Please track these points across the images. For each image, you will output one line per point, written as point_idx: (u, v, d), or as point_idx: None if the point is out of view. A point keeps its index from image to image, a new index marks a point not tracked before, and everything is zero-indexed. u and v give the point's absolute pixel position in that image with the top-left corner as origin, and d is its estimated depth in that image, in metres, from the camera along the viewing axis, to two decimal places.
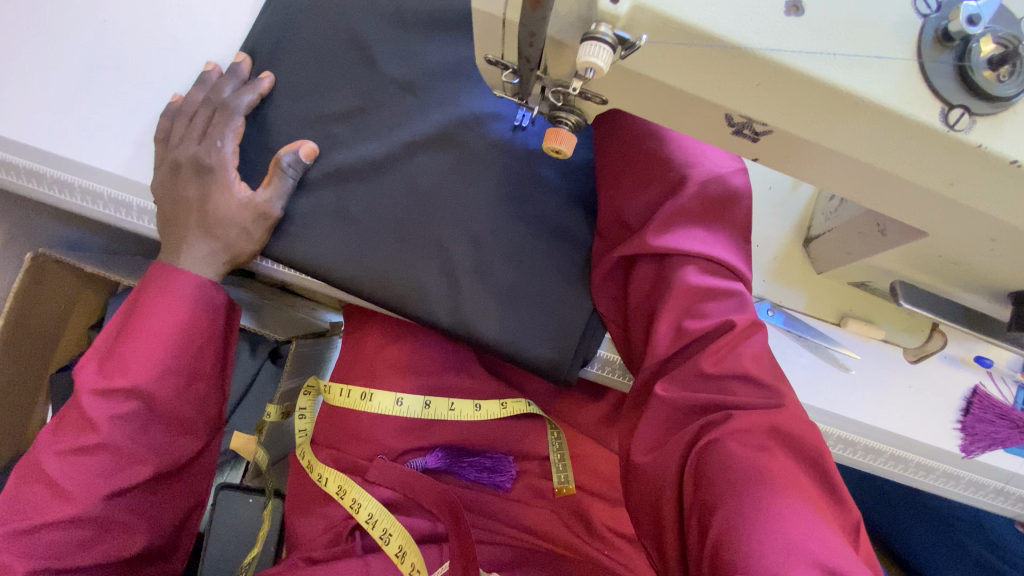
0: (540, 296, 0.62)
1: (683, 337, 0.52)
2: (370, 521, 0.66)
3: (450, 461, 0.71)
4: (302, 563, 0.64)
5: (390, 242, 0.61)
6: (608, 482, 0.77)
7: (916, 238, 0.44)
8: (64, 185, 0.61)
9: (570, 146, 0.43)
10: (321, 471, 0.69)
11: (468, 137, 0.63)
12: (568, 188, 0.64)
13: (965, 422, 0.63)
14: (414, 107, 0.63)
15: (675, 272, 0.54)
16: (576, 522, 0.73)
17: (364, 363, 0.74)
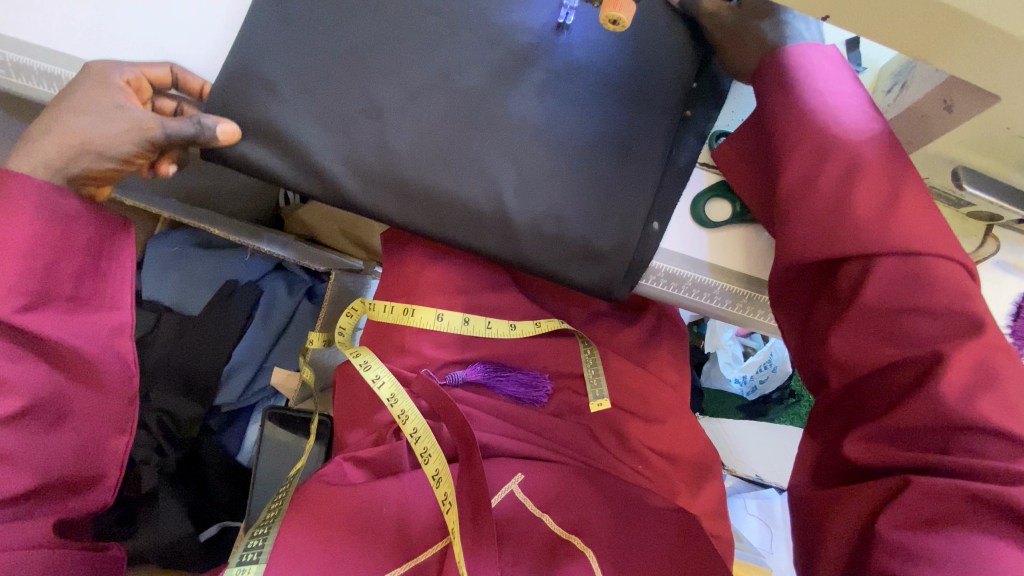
0: (588, 206, 0.61)
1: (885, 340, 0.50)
2: (415, 436, 0.69)
3: (491, 374, 0.75)
4: (349, 462, 0.69)
5: (426, 165, 0.60)
6: (644, 401, 0.79)
7: (986, 105, 0.44)
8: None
9: (630, 14, 0.44)
10: (376, 372, 0.71)
11: (502, 46, 0.62)
12: (613, 89, 0.62)
13: (1016, 327, 0.62)
14: (443, 20, 0.62)
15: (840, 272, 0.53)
16: (610, 438, 0.76)
17: (405, 282, 0.77)
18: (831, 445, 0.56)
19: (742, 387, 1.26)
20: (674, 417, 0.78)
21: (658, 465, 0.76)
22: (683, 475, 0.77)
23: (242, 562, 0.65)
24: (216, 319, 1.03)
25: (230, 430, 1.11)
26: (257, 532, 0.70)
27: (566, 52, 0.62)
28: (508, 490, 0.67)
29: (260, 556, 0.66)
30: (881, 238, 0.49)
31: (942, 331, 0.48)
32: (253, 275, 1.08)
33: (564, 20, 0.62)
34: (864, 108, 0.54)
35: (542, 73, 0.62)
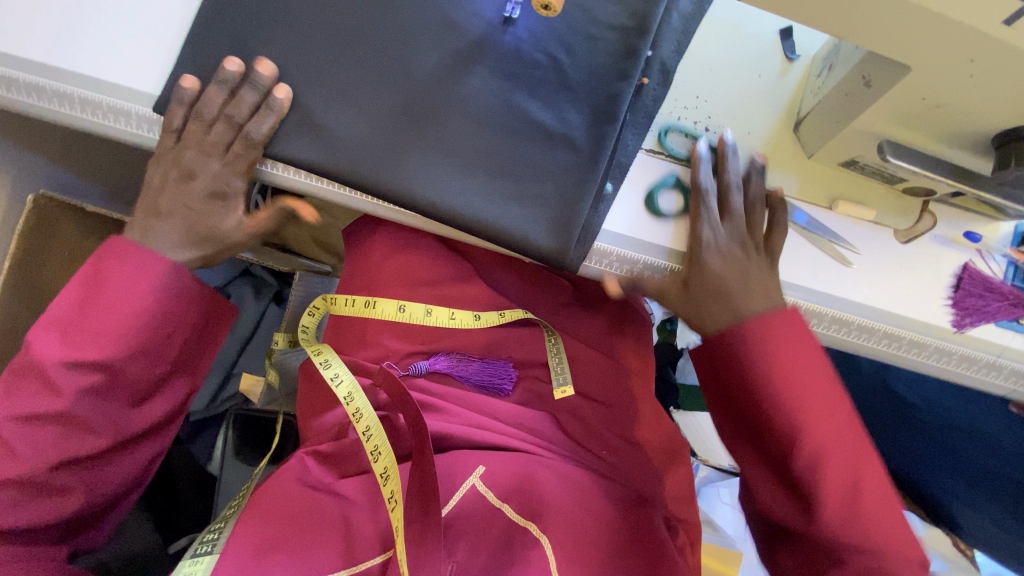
0: (538, 189, 0.62)
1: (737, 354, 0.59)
2: (368, 433, 0.68)
3: (455, 364, 0.75)
4: (312, 454, 0.70)
5: (379, 154, 0.62)
6: (607, 387, 0.80)
7: (901, 77, 0.47)
8: (66, 98, 0.63)
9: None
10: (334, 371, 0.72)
11: (450, 37, 0.63)
12: (559, 76, 0.64)
13: (956, 297, 0.64)
14: (390, 11, 0.63)
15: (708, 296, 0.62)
16: (574, 424, 0.77)
17: (369, 277, 0.78)
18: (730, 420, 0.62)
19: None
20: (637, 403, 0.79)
21: (621, 450, 0.77)
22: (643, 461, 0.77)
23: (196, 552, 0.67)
24: None
25: (200, 439, 1.10)
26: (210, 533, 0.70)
27: (512, 40, 0.64)
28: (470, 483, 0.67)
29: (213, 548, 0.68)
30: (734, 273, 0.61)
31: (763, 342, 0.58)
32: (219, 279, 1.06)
33: (509, 14, 0.63)
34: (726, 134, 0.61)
35: (490, 62, 0.63)
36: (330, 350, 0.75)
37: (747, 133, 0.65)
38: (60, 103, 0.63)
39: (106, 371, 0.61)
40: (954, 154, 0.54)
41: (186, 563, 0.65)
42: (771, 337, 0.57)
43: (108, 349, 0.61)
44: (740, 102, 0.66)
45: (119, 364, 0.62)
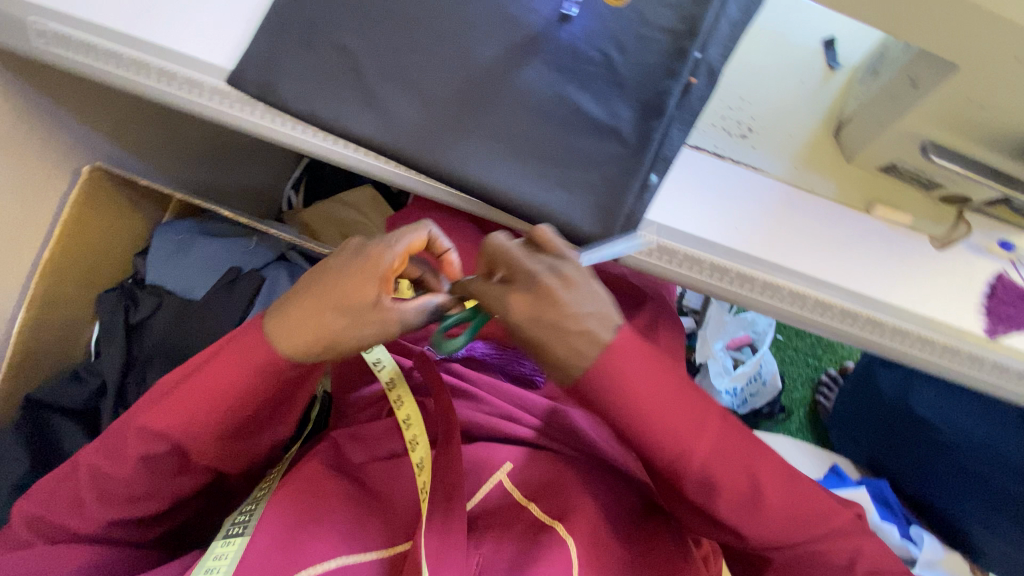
0: (586, 176, 0.65)
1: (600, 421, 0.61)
2: (406, 421, 0.71)
3: (487, 352, 0.80)
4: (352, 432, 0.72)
5: (436, 136, 0.65)
6: None
7: (948, 76, 0.50)
8: (143, 67, 0.67)
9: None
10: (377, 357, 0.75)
11: (510, 31, 0.67)
12: (611, 72, 0.67)
13: (990, 304, 0.65)
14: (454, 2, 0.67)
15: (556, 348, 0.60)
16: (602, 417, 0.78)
17: None
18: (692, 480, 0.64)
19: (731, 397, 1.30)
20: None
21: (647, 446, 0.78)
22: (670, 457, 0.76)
23: (228, 533, 0.63)
24: (217, 305, 1.03)
25: None
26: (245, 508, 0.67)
27: (568, 36, 0.67)
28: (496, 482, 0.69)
29: (245, 527, 0.62)
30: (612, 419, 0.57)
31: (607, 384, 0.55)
32: (257, 263, 1.10)
33: (567, 11, 0.67)
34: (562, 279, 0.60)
35: (546, 54, 0.67)
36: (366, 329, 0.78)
37: (788, 135, 0.68)
38: (139, 73, 0.67)
39: (178, 447, 0.61)
40: (992, 157, 0.55)
41: (217, 544, 0.60)
42: (620, 382, 0.56)
43: (190, 432, 0.61)
44: (784, 106, 0.68)
45: (185, 441, 0.61)
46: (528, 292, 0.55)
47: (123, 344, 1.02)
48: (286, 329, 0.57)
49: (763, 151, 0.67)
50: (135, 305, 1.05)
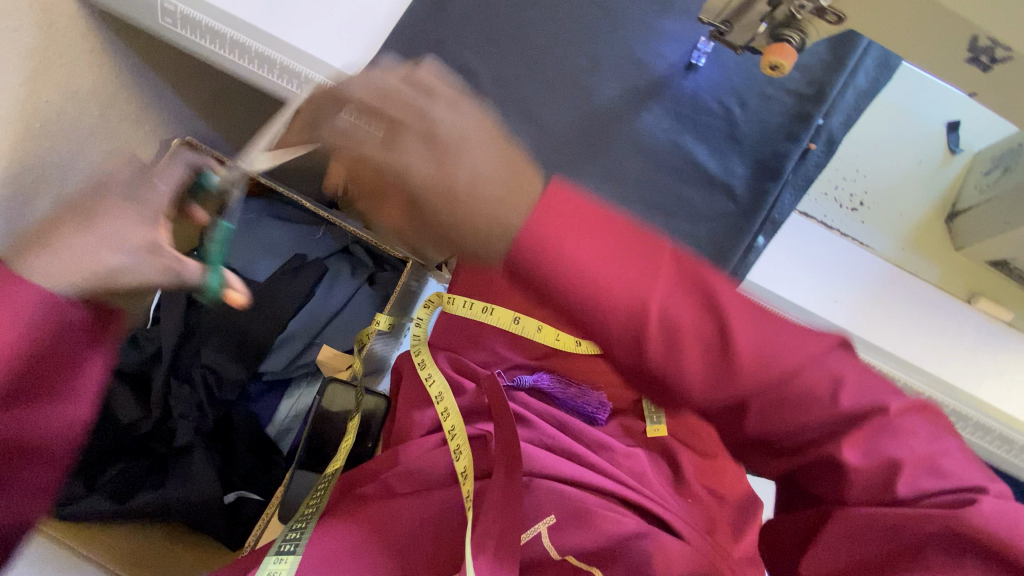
0: (695, 224, 0.64)
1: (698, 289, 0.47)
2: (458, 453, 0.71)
3: (554, 384, 0.79)
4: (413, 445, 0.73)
5: (550, 164, 0.64)
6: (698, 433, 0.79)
7: None
8: (266, 62, 0.66)
9: (791, 60, 0.50)
10: (429, 369, 0.80)
11: (633, 73, 0.67)
12: (729, 127, 0.66)
13: None
14: (584, 36, 0.67)
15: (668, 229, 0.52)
16: (661, 462, 0.77)
17: (491, 283, 0.83)
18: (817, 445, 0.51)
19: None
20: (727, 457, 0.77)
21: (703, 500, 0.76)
22: (733, 516, 0.71)
23: (280, 550, 0.64)
24: (280, 288, 1.05)
25: (264, 401, 1.12)
26: (297, 524, 0.69)
27: (691, 87, 0.67)
28: (536, 530, 0.67)
29: (298, 547, 0.65)
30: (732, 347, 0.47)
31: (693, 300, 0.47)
32: (321, 252, 1.12)
33: (695, 61, 0.67)
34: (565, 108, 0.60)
35: (667, 101, 0.67)
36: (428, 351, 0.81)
37: (900, 214, 0.68)
38: (238, 54, 0.66)
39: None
40: None
41: (270, 560, 0.63)
42: (547, 222, 0.44)
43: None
44: (900, 185, 0.68)
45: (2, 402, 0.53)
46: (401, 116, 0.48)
47: (181, 314, 1.04)
48: (22, 259, 0.57)
49: (870, 227, 0.67)
50: None
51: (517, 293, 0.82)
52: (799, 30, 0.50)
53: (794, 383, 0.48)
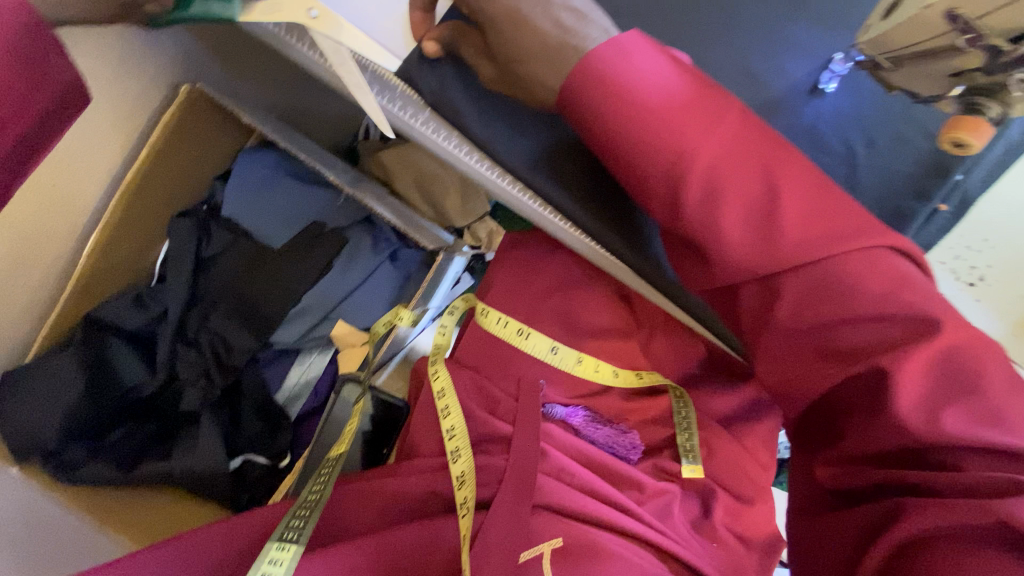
0: None
1: (815, 333, 0.45)
2: (460, 479, 0.62)
3: (588, 423, 0.69)
4: (415, 467, 0.65)
5: (602, 188, 0.61)
6: (741, 478, 0.69)
7: None
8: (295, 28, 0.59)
9: (983, 141, 0.45)
10: (436, 366, 0.74)
11: (754, 90, 0.57)
12: (852, 164, 0.57)
13: None
14: (699, 33, 0.58)
15: (835, 271, 0.44)
16: (695, 508, 0.66)
17: (527, 301, 0.75)
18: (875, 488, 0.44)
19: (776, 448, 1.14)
20: (763, 502, 0.69)
21: (742, 556, 0.65)
22: (758, 563, 0.65)
23: (283, 537, 0.57)
24: (298, 257, 0.97)
25: (275, 366, 1.07)
26: (302, 509, 0.60)
27: (811, 117, 0.58)
28: (537, 552, 0.55)
29: (303, 535, 0.57)
30: (867, 430, 0.43)
31: (881, 339, 0.43)
32: (341, 221, 1.03)
33: (823, 85, 0.57)
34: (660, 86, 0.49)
35: (790, 125, 0.57)
36: (444, 366, 0.73)
37: None
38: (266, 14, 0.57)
39: None
40: None
41: (273, 547, 0.55)
42: (847, 280, 0.44)
43: None
44: None
45: None
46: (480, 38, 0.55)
47: (190, 275, 0.98)
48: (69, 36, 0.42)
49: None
50: (207, 240, 1.00)
51: (556, 312, 0.74)
52: (1001, 105, 0.46)
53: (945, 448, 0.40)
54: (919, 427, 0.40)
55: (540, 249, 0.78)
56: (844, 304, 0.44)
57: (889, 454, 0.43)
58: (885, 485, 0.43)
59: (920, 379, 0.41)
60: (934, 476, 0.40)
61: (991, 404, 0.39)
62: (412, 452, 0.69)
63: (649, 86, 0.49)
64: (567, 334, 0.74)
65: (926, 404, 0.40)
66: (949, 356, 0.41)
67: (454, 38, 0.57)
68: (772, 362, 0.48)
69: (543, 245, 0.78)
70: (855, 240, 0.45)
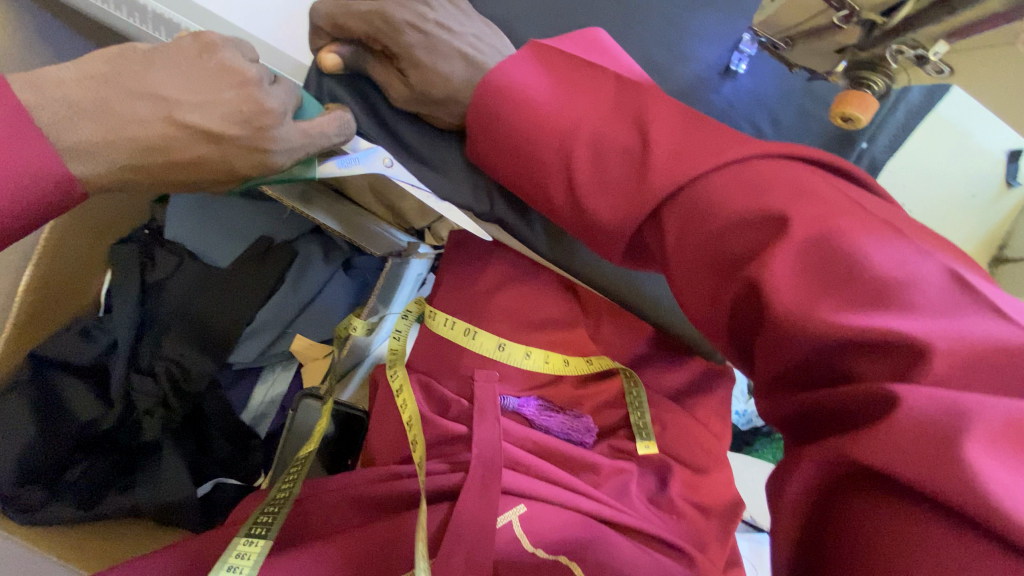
0: None
1: (718, 248, 0.39)
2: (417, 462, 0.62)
3: (543, 411, 0.69)
4: (376, 473, 0.65)
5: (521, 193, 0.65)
6: (693, 449, 0.71)
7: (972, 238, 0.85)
8: None
9: (868, 114, 0.48)
10: (395, 368, 0.76)
11: (677, 70, 0.63)
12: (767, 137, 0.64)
13: None
14: (628, 25, 0.63)
15: (711, 193, 0.41)
16: (652, 482, 0.68)
17: (474, 300, 0.76)
18: (798, 425, 0.35)
19: (740, 419, 1.15)
20: (717, 470, 0.71)
21: (701, 524, 0.67)
22: (719, 529, 0.66)
23: (251, 533, 0.57)
24: (246, 274, 0.97)
25: (237, 388, 1.03)
26: (268, 509, 0.61)
27: (729, 94, 0.64)
28: (507, 520, 0.57)
29: (271, 530, 0.57)
30: (773, 351, 0.35)
31: (755, 241, 0.37)
32: (289, 234, 1.03)
33: (734, 66, 0.64)
34: (566, 86, 0.50)
35: (708, 104, 0.63)
36: (403, 367, 0.75)
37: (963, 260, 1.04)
38: None
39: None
40: None
41: (240, 542, 0.55)
42: (741, 190, 0.39)
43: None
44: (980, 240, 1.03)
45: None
46: (387, 71, 0.53)
47: (137, 301, 0.95)
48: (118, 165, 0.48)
49: None
50: (152, 264, 0.98)
51: (504, 309, 0.75)
52: (886, 78, 0.49)
53: (845, 359, 0.32)
54: (797, 320, 0.32)
55: (482, 246, 0.78)
56: (728, 211, 0.39)
57: (800, 373, 0.34)
58: (811, 424, 0.34)
59: (792, 269, 0.34)
60: (838, 393, 0.31)
61: (892, 292, 0.31)
62: (372, 461, 0.69)
63: (550, 91, 0.50)
64: (516, 330, 0.74)
65: (800, 294, 0.33)
66: (821, 238, 0.34)
67: (358, 50, 0.54)
68: (692, 298, 0.41)
69: (486, 242, 0.78)
70: (739, 153, 0.42)
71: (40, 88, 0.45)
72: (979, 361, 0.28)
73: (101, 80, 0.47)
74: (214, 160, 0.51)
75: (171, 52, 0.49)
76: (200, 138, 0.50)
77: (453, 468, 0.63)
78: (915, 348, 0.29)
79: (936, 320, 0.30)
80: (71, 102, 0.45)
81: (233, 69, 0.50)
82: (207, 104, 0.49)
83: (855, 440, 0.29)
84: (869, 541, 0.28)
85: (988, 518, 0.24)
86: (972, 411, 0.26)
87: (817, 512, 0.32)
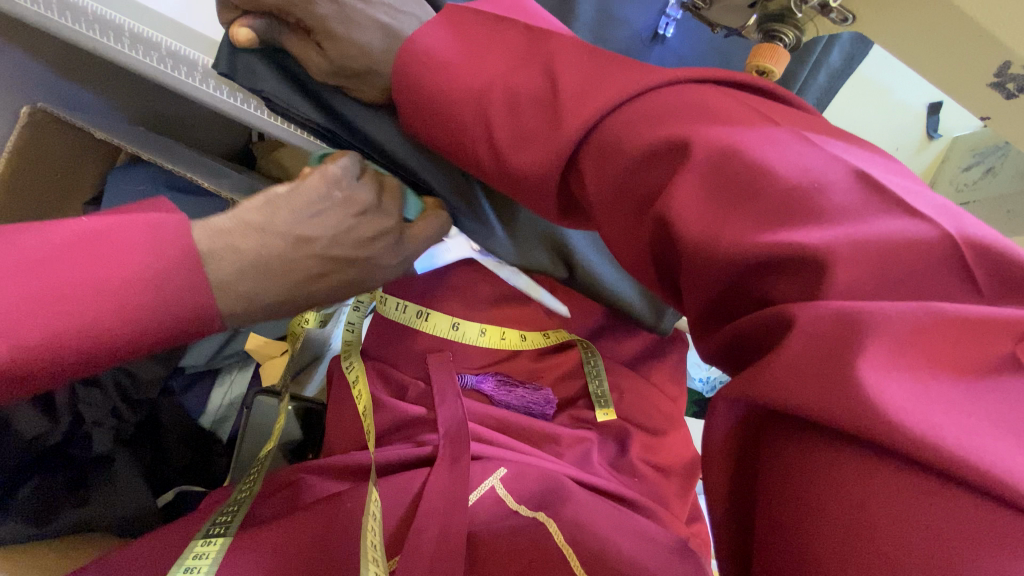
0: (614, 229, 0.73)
1: (633, 186, 0.39)
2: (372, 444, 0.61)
3: (502, 387, 0.70)
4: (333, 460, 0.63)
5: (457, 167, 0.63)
6: (652, 412, 0.72)
7: None
8: (147, 44, 0.66)
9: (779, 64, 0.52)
10: (350, 357, 0.73)
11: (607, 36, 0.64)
12: None
13: None
14: None
15: (623, 131, 0.40)
16: (613, 447, 0.69)
17: (426, 282, 0.75)
18: (726, 358, 0.35)
19: (702, 385, 1.18)
20: (675, 431, 0.72)
21: (662, 484, 0.69)
22: (678, 488, 0.69)
23: (207, 534, 0.55)
24: None
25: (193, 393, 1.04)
26: (223, 514, 0.58)
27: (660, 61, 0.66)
28: (490, 485, 0.58)
29: (230, 528, 0.56)
30: (693, 282, 0.34)
31: (667, 176, 0.37)
32: None
33: (663, 31, 0.65)
34: (492, 49, 0.49)
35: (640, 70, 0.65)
36: (358, 356, 0.73)
37: None
38: (140, 48, 0.66)
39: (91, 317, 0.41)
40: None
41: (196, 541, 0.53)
42: (656, 120, 0.39)
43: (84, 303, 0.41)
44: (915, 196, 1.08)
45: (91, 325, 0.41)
46: (306, 46, 0.52)
47: None
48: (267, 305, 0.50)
49: None
50: None
51: (457, 288, 0.74)
52: (794, 28, 0.51)
53: (757, 278, 0.31)
54: (705, 243, 0.32)
55: None
56: (642, 141, 0.38)
57: (720, 299, 0.34)
58: (736, 352, 0.33)
59: (697, 191, 0.34)
60: (752, 315, 0.31)
61: (800, 199, 0.30)
62: (332, 450, 0.68)
63: (479, 58, 0.49)
64: (470, 309, 0.74)
65: (705, 214, 0.33)
66: (726, 154, 0.34)
67: (271, 22, 0.52)
68: (623, 253, 0.41)
69: None
70: (655, 84, 0.41)
71: (208, 237, 0.47)
72: (881, 263, 0.28)
73: (252, 224, 0.49)
74: (349, 283, 0.56)
75: (305, 191, 0.53)
76: (337, 267, 0.54)
77: (414, 449, 0.63)
78: (818, 252, 0.28)
79: (840, 225, 0.29)
80: (237, 250, 0.47)
81: (354, 199, 0.55)
82: (348, 234, 0.53)
83: (763, 361, 0.29)
84: (784, 466, 0.28)
85: (890, 427, 0.24)
86: (872, 312, 0.26)
87: (745, 448, 0.31)
